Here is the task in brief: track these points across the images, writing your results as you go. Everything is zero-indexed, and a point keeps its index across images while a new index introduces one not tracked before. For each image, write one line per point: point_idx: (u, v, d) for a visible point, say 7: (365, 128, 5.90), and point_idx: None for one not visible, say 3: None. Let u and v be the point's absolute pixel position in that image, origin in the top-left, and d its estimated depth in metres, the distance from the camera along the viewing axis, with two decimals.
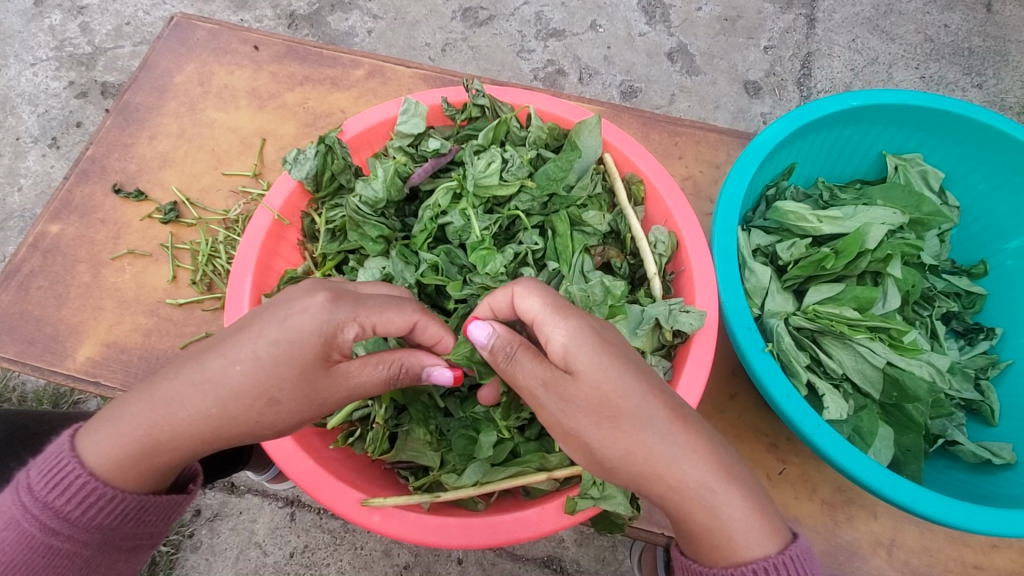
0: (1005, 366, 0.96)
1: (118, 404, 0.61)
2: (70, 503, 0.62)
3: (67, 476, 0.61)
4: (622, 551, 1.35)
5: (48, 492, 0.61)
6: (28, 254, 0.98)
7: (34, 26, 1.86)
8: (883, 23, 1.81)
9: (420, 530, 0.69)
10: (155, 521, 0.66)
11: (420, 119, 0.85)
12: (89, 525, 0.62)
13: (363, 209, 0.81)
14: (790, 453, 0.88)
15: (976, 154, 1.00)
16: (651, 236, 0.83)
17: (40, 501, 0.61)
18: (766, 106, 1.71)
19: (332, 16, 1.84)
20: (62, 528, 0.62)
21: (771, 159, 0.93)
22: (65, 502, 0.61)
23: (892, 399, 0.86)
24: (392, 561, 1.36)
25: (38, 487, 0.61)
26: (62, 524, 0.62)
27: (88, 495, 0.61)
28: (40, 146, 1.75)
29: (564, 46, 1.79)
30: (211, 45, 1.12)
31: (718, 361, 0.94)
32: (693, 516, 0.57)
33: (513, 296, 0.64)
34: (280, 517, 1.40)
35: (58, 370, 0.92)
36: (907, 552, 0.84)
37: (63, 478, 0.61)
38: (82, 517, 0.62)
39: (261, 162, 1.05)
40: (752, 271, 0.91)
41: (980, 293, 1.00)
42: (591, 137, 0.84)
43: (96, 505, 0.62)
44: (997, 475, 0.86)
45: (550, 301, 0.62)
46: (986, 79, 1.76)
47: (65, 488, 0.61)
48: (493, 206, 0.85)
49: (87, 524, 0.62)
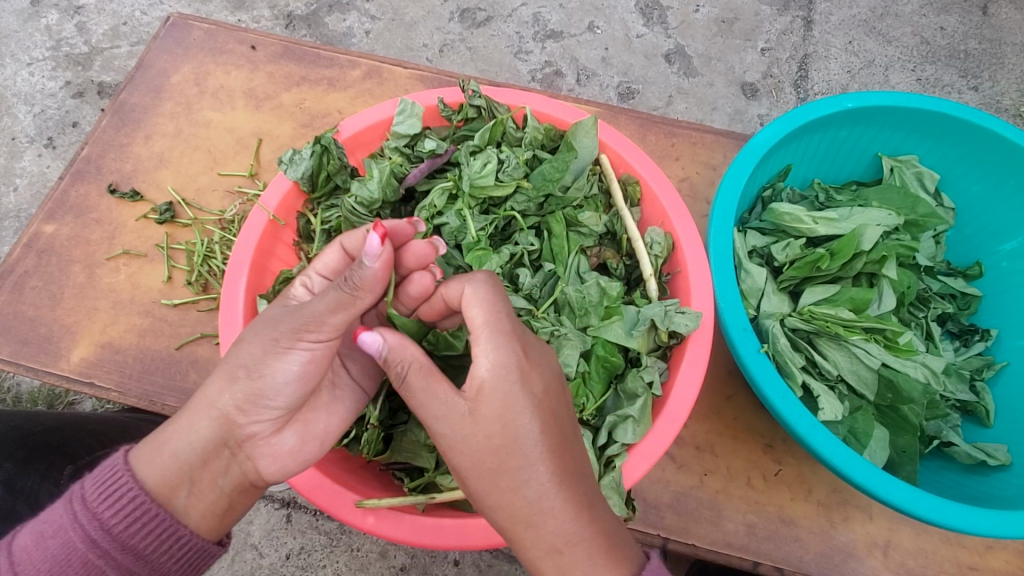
0: (1000, 367, 0.96)
1: (178, 415, 0.64)
2: (115, 516, 0.61)
3: (119, 487, 0.61)
4: None
5: (100, 502, 0.61)
6: (22, 254, 0.98)
7: (31, 26, 1.85)
8: (880, 26, 1.81)
9: (414, 533, 0.68)
10: (185, 564, 0.64)
11: (416, 119, 0.85)
12: (128, 543, 0.61)
13: (359, 209, 0.82)
14: (785, 454, 0.88)
15: (969, 155, 1.00)
16: (646, 237, 0.83)
17: (90, 511, 0.61)
18: (763, 108, 1.71)
19: (330, 17, 1.84)
20: (102, 541, 0.61)
21: (767, 161, 0.93)
22: (112, 515, 0.61)
23: (886, 400, 0.87)
24: (388, 563, 1.36)
25: (92, 497, 0.61)
26: (105, 537, 0.61)
27: (135, 510, 0.61)
28: (36, 146, 1.74)
29: (562, 47, 1.79)
30: (208, 45, 1.12)
31: (714, 361, 0.94)
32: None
33: (462, 295, 0.63)
34: (276, 518, 1.39)
35: (52, 371, 0.92)
36: (902, 553, 0.85)
37: (115, 489, 0.61)
38: (122, 533, 0.61)
39: (258, 162, 1.04)
40: (748, 272, 0.91)
41: (975, 294, 1.01)
42: (587, 138, 0.83)
43: (138, 523, 0.61)
44: (991, 476, 0.87)
45: (492, 316, 0.59)
46: (982, 81, 1.76)
47: (116, 500, 0.61)
48: (489, 206, 0.85)
49: (126, 542, 0.61)
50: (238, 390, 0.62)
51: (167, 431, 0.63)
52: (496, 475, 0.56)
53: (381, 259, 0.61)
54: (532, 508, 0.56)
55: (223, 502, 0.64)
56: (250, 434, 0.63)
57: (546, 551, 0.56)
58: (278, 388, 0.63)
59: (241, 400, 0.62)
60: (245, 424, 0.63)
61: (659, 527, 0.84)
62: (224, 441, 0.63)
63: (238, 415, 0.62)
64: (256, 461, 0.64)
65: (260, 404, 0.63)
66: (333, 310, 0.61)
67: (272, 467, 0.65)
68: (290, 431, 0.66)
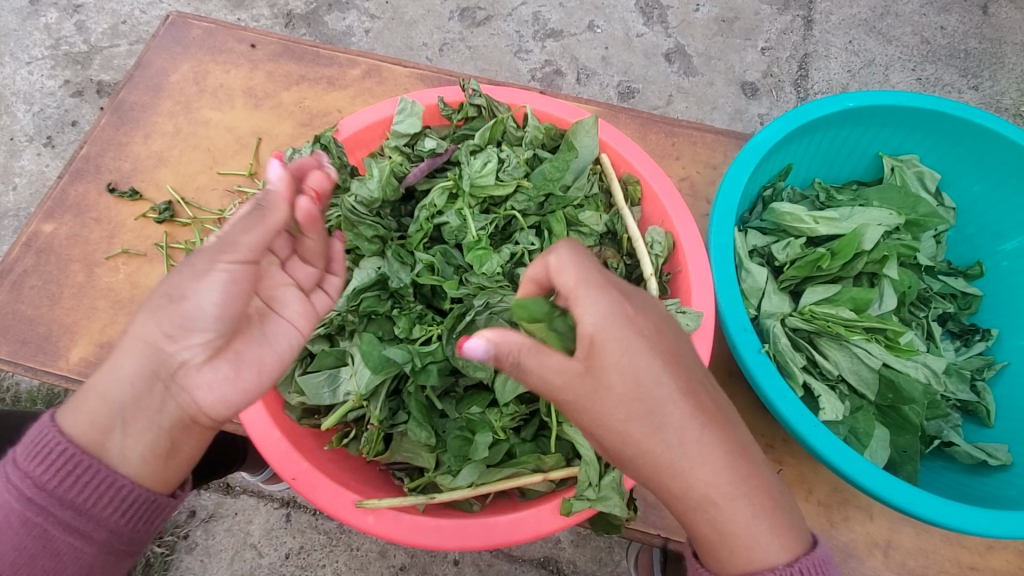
0: (1000, 367, 0.96)
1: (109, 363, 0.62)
2: (49, 474, 0.60)
3: (47, 445, 0.60)
4: (618, 552, 1.35)
5: (32, 462, 0.60)
6: (21, 254, 0.97)
7: (29, 25, 1.85)
8: (880, 25, 1.81)
9: (415, 533, 0.68)
10: (133, 517, 0.62)
11: (416, 119, 0.85)
12: (66, 498, 0.60)
13: (358, 208, 0.80)
14: (786, 454, 0.88)
15: (971, 155, 1.00)
16: (647, 236, 0.83)
17: (22, 471, 0.60)
18: (763, 108, 1.71)
19: (330, 16, 1.83)
20: (39, 499, 0.60)
21: (768, 161, 0.93)
22: (45, 472, 0.60)
23: (887, 401, 0.87)
24: (387, 563, 1.36)
25: (24, 457, 0.60)
26: (41, 494, 0.60)
27: (66, 464, 0.59)
28: (34, 145, 1.74)
29: (562, 46, 1.79)
30: (207, 44, 1.12)
31: (714, 361, 0.93)
32: (699, 524, 0.57)
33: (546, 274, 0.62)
34: (276, 518, 1.40)
35: (51, 370, 0.91)
36: (902, 553, 0.84)
37: (44, 447, 0.60)
38: (59, 489, 0.60)
39: (257, 161, 1.04)
40: (749, 272, 0.90)
41: (975, 293, 1.01)
42: (588, 137, 0.84)
43: (73, 477, 0.59)
44: (993, 476, 0.86)
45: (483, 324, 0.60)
46: (982, 81, 1.76)
47: (45, 457, 0.60)
48: (489, 206, 0.85)
49: (63, 497, 0.60)
50: (159, 316, 0.60)
51: (97, 381, 0.61)
52: (628, 427, 0.57)
53: (280, 189, 0.65)
54: (676, 454, 0.56)
55: (165, 442, 0.62)
56: (179, 362, 0.61)
57: (696, 501, 0.56)
58: (198, 311, 0.60)
59: (169, 328, 0.60)
60: (174, 350, 0.61)
61: (659, 527, 0.84)
62: (156, 373, 0.61)
63: (166, 343, 0.60)
64: (193, 391, 0.62)
65: (186, 327, 0.60)
66: (246, 229, 0.62)
67: (209, 398, 0.62)
68: (222, 361, 0.63)
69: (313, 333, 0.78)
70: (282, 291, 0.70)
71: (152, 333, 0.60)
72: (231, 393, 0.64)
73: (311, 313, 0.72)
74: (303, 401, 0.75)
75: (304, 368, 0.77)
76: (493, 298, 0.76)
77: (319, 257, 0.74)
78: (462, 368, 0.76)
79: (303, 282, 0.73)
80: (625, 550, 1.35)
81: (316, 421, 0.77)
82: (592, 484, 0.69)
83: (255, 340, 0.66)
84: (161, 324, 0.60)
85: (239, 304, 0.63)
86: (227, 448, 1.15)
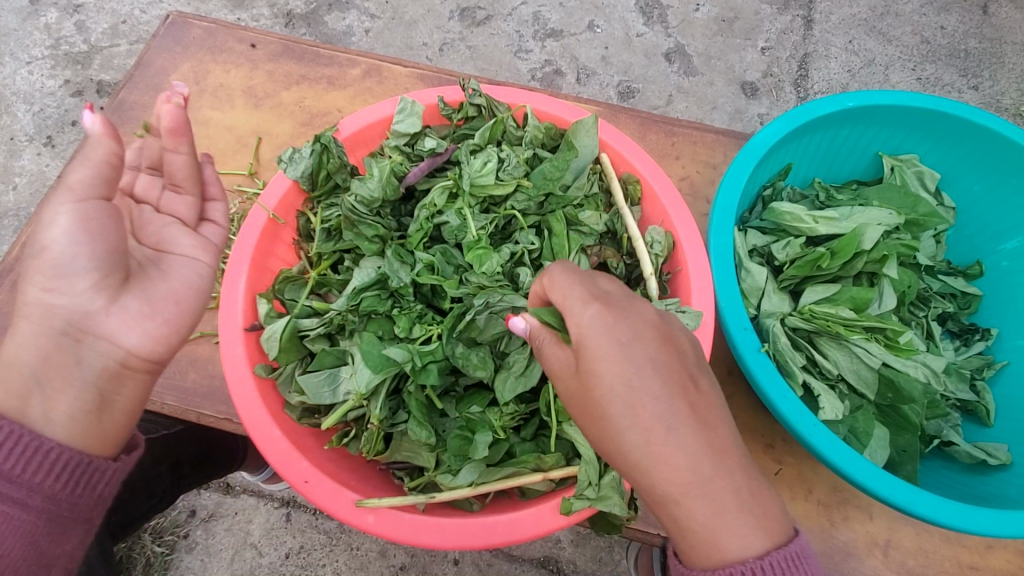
0: (1000, 366, 0.96)
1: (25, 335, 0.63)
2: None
3: None
4: (618, 551, 1.35)
5: None
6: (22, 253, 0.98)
7: (29, 24, 1.85)
8: (880, 25, 1.81)
9: (415, 533, 0.68)
10: (71, 479, 0.62)
11: (416, 118, 0.85)
12: None
13: (359, 208, 0.81)
14: (786, 453, 0.88)
15: (971, 155, 1.00)
16: (647, 236, 0.83)
17: None
18: (763, 107, 1.71)
19: (330, 16, 1.83)
20: None
21: (768, 160, 0.93)
22: None
23: (886, 400, 0.87)
24: (388, 562, 1.36)
25: None
26: None
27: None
28: (34, 144, 1.74)
29: (562, 46, 1.79)
30: (208, 43, 1.12)
31: (714, 361, 0.94)
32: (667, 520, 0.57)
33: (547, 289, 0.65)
34: (276, 518, 1.40)
35: None
36: (902, 552, 0.84)
37: None
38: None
39: (256, 161, 1.04)
40: (749, 271, 0.91)
41: (975, 293, 1.01)
42: (588, 137, 0.83)
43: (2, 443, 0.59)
44: (992, 475, 0.86)
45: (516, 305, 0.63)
46: (982, 81, 1.76)
47: None
48: (489, 206, 0.85)
49: None
50: (43, 274, 0.62)
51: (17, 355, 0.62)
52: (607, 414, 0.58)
53: (99, 134, 0.61)
54: (641, 453, 0.57)
55: (93, 396, 0.63)
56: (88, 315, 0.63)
57: (659, 496, 0.57)
58: (71, 253, 0.62)
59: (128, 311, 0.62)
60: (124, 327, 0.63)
61: (659, 527, 0.84)
62: (72, 331, 0.63)
63: (53, 296, 0.62)
64: (111, 336, 0.64)
65: (63, 274, 0.62)
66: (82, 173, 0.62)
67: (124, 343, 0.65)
68: (129, 297, 0.65)
69: (312, 333, 0.78)
70: (163, 229, 0.71)
71: (37, 290, 0.62)
72: (152, 325, 0.66)
73: (205, 243, 0.73)
74: (303, 401, 0.75)
75: (304, 367, 0.78)
76: (493, 296, 0.76)
77: (189, 182, 0.72)
78: (462, 367, 0.76)
79: (183, 215, 0.73)
80: (625, 550, 1.35)
81: (317, 421, 0.78)
82: (592, 484, 0.69)
83: (157, 276, 0.68)
84: (38, 280, 0.62)
85: (117, 240, 0.64)
86: (226, 448, 1.15)
